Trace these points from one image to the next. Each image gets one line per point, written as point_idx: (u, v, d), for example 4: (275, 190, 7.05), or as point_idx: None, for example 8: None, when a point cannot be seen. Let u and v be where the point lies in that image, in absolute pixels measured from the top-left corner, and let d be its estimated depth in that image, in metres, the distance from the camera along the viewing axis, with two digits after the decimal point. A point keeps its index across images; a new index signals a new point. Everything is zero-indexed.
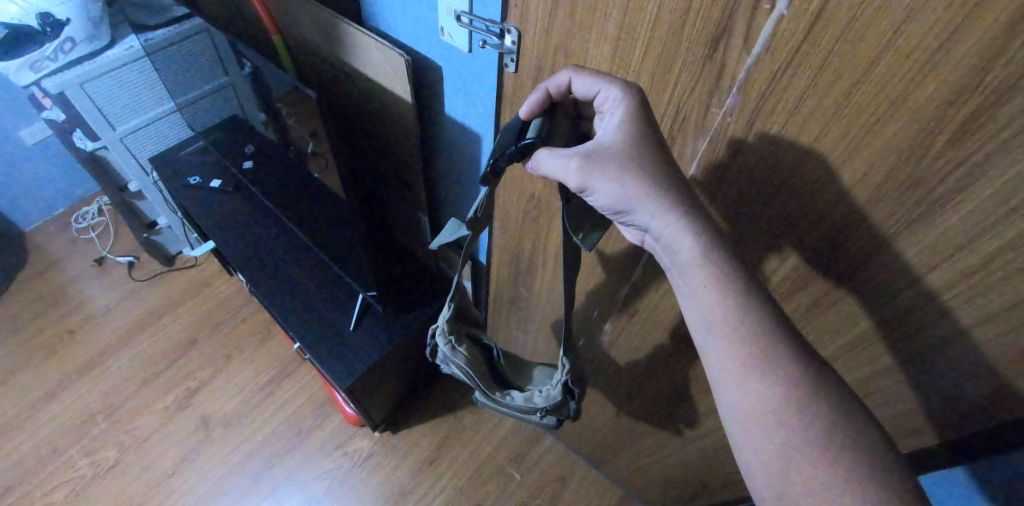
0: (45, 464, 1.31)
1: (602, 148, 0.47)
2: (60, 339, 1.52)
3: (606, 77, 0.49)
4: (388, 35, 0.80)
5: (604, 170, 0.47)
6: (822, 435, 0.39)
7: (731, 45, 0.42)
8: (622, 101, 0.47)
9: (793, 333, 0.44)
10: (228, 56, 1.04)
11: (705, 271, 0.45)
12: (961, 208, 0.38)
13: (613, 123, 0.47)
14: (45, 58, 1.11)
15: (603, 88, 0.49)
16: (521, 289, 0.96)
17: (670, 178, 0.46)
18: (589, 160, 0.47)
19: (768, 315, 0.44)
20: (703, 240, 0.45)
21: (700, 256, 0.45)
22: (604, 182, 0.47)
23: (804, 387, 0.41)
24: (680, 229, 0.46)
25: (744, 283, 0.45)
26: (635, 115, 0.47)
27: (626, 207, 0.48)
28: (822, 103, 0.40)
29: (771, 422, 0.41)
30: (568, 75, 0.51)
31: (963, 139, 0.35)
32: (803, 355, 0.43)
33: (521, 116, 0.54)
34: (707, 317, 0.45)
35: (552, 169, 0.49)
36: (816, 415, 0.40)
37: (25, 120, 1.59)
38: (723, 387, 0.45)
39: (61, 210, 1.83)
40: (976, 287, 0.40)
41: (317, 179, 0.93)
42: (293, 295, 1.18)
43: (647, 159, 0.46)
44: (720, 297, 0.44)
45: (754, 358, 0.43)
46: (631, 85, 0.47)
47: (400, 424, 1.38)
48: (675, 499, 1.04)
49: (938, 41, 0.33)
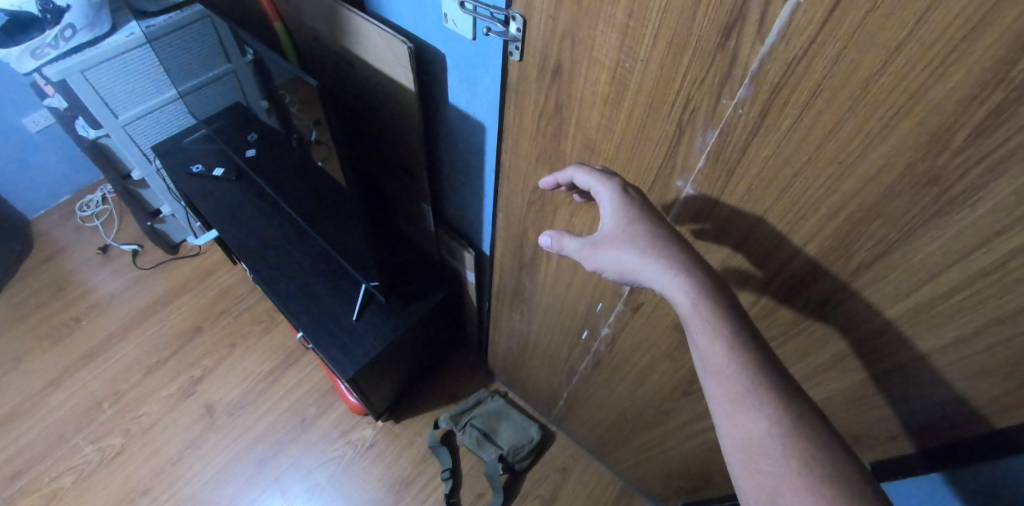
0: (53, 450, 1.33)
1: (602, 229, 0.54)
2: (64, 327, 1.53)
3: (598, 174, 0.57)
4: (391, 21, 0.78)
5: (605, 246, 0.54)
6: (803, 466, 0.40)
7: (745, 34, 0.40)
8: (612, 190, 0.55)
9: (777, 371, 0.45)
10: (229, 40, 1.03)
11: (697, 320, 0.47)
12: (980, 206, 0.37)
13: (608, 209, 0.55)
14: (46, 45, 1.10)
15: (595, 184, 0.57)
16: (524, 281, 0.95)
17: (666, 243, 0.51)
18: (595, 243, 0.55)
19: (755, 356, 0.45)
20: (695, 292, 0.48)
21: (692, 306, 0.48)
22: (609, 257, 0.53)
23: (787, 420, 0.42)
24: (674, 288, 0.49)
25: (734, 329, 0.46)
26: (623, 199, 0.54)
27: (631, 276, 0.52)
28: (837, 95, 0.38)
29: (759, 454, 0.42)
30: (571, 173, 0.60)
31: (986, 136, 0.34)
32: (787, 394, 0.43)
33: (548, 183, 0.63)
34: (702, 360, 0.47)
35: (572, 252, 0.60)
36: (800, 445, 0.41)
37: (28, 107, 1.60)
38: (719, 422, 0.46)
39: (66, 198, 1.84)
40: (994, 286, 0.40)
41: (319, 167, 0.91)
42: (296, 285, 1.17)
43: (640, 229, 0.52)
44: (710, 343, 0.46)
45: (741, 394, 0.44)
46: (616, 179, 0.56)
47: (403, 413, 1.39)
48: (677, 490, 1.05)
49: (961, 33, 0.31)
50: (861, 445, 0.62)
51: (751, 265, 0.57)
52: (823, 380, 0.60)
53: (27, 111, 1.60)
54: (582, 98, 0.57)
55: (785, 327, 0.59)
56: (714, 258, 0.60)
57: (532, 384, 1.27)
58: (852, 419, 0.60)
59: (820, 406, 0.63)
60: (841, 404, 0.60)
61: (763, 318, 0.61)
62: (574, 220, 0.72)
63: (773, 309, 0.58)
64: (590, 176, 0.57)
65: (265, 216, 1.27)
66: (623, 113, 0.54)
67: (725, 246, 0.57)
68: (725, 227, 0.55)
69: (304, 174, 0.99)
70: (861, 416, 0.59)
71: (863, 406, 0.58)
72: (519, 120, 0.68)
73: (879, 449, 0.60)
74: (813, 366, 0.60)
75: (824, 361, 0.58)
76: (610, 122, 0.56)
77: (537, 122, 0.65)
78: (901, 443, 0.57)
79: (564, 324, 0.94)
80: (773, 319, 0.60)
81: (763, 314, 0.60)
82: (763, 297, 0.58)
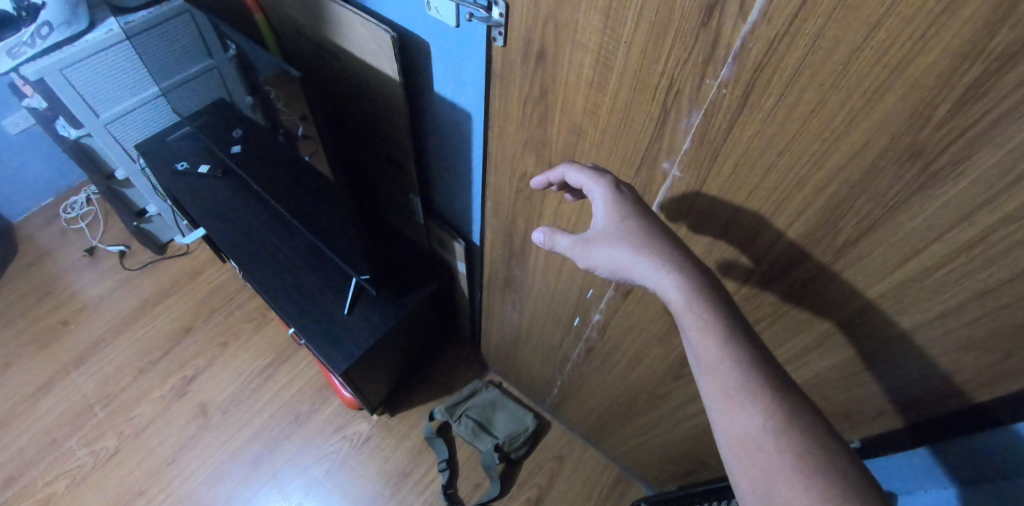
0: (45, 455, 1.31)
1: (595, 226, 0.55)
2: (52, 330, 1.51)
3: (590, 171, 0.57)
4: (375, 12, 0.77)
5: (598, 243, 0.54)
6: (796, 459, 0.40)
7: (727, 13, 0.40)
8: (605, 189, 0.55)
9: (769, 364, 0.46)
10: (210, 34, 1.01)
11: (690, 317, 0.47)
12: (961, 180, 0.37)
13: (601, 206, 0.55)
14: (22, 43, 1.08)
15: (587, 182, 0.57)
16: (515, 269, 0.95)
17: (658, 241, 0.51)
18: (587, 240, 0.55)
19: (748, 352, 0.46)
20: (688, 288, 0.48)
21: (685, 303, 0.48)
22: (602, 255, 0.53)
23: (780, 413, 0.42)
24: (668, 285, 0.49)
25: (727, 325, 0.47)
26: (615, 197, 0.54)
27: (624, 274, 0.52)
28: (817, 73, 0.38)
29: (753, 448, 0.42)
30: (563, 171, 0.60)
31: (965, 110, 0.34)
32: (779, 387, 0.44)
33: (539, 182, 0.63)
34: (695, 357, 0.47)
35: (564, 249, 0.60)
36: (793, 438, 0.41)
37: (7, 109, 1.55)
38: (714, 418, 0.46)
39: (50, 200, 1.81)
40: (976, 261, 0.40)
41: (306, 162, 0.90)
42: (285, 281, 1.16)
43: (633, 226, 0.52)
44: (703, 339, 0.46)
45: (735, 390, 0.44)
46: (608, 176, 0.56)
47: (399, 406, 1.39)
48: (672, 474, 1.06)
49: (939, 6, 0.31)
50: (852, 422, 0.63)
51: (738, 249, 0.57)
52: (811, 360, 0.60)
53: (6, 113, 1.56)
54: (566, 83, 0.56)
55: (772, 309, 0.59)
56: (700, 242, 0.60)
57: (526, 374, 1.28)
58: (840, 397, 0.61)
59: (809, 385, 0.63)
60: (829, 382, 0.61)
61: (751, 300, 0.61)
62: (563, 206, 0.72)
63: (760, 290, 0.59)
64: (582, 174, 0.57)
65: (253, 213, 1.26)
66: (608, 96, 0.54)
67: (711, 230, 0.57)
68: (710, 209, 0.55)
69: (291, 169, 0.98)
70: (849, 393, 0.60)
71: (850, 384, 0.59)
72: (505, 108, 0.67)
73: (869, 425, 0.61)
74: (801, 347, 0.60)
75: (810, 340, 0.58)
76: (595, 106, 0.56)
77: (522, 109, 0.65)
78: (890, 418, 0.58)
79: (556, 312, 0.94)
80: (760, 301, 0.60)
81: (750, 295, 0.60)
82: (750, 280, 0.59)
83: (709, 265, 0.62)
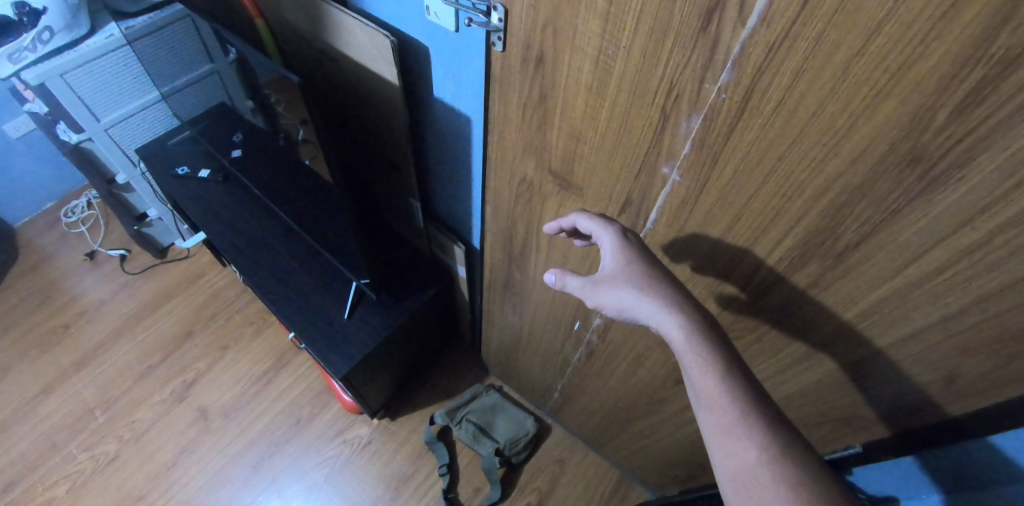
0: (45, 459, 1.31)
1: (603, 269, 0.56)
2: (52, 335, 1.51)
3: (599, 219, 0.60)
4: (375, 17, 0.77)
5: (605, 284, 0.55)
6: (792, 492, 0.40)
7: (726, 18, 0.40)
8: (614, 237, 0.57)
9: (767, 401, 0.46)
10: (211, 39, 1.01)
11: (690, 354, 0.48)
12: (961, 185, 0.37)
13: (609, 251, 0.57)
14: (23, 48, 1.08)
15: (597, 229, 0.59)
16: (515, 273, 0.95)
17: (662, 283, 0.52)
18: (595, 282, 0.56)
19: (746, 388, 0.46)
20: (689, 327, 0.49)
21: (686, 341, 0.49)
22: (609, 295, 0.54)
23: (776, 447, 0.42)
24: (670, 325, 0.50)
25: (726, 362, 0.47)
26: (624, 244, 0.56)
27: (630, 315, 0.53)
28: (817, 78, 0.38)
29: (749, 481, 0.42)
30: (574, 218, 0.63)
31: (966, 115, 0.34)
32: (775, 420, 0.44)
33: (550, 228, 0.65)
34: (695, 393, 0.47)
35: (574, 289, 0.60)
36: (789, 470, 0.41)
37: (8, 112, 1.56)
38: (713, 452, 0.46)
39: (51, 204, 1.81)
40: (976, 266, 0.40)
41: (307, 165, 0.90)
42: (285, 286, 1.16)
43: (639, 268, 0.54)
44: (703, 376, 0.47)
45: (732, 424, 0.44)
46: (617, 225, 0.58)
47: (399, 410, 1.39)
48: (672, 478, 1.06)
49: (939, 12, 0.31)
50: (853, 427, 0.62)
51: (738, 254, 0.56)
52: (810, 366, 0.60)
53: (7, 117, 1.56)
54: (566, 87, 0.56)
55: (771, 314, 0.59)
56: (697, 248, 0.60)
57: (526, 377, 1.28)
58: (840, 403, 0.61)
59: (808, 391, 0.63)
60: (829, 388, 0.60)
61: (751, 305, 0.61)
62: (563, 210, 0.72)
63: (760, 295, 0.58)
64: (591, 221, 0.60)
65: (253, 218, 1.26)
66: (607, 102, 0.54)
67: (711, 235, 0.57)
68: (709, 214, 0.55)
69: (291, 173, 0.98)
70: (849, 398, 0.59)
71: (852, 389, 0.58)
72: (504, 112, 0.67)
73: (869, 430, 0.61)
74: (800, 352, 0.60)
75: (811, 344, 0.58)
76: (594, 111, 0.56)
77: (521, 112, 0.65)
78: (890, 423, 0.58)
79: (557, 317, 0.94)
80: (759, 306, 0.60)
81: (751, 300, 0.60)
82: (750, 284, 0.58)
83: (709, 270, 0.61)
